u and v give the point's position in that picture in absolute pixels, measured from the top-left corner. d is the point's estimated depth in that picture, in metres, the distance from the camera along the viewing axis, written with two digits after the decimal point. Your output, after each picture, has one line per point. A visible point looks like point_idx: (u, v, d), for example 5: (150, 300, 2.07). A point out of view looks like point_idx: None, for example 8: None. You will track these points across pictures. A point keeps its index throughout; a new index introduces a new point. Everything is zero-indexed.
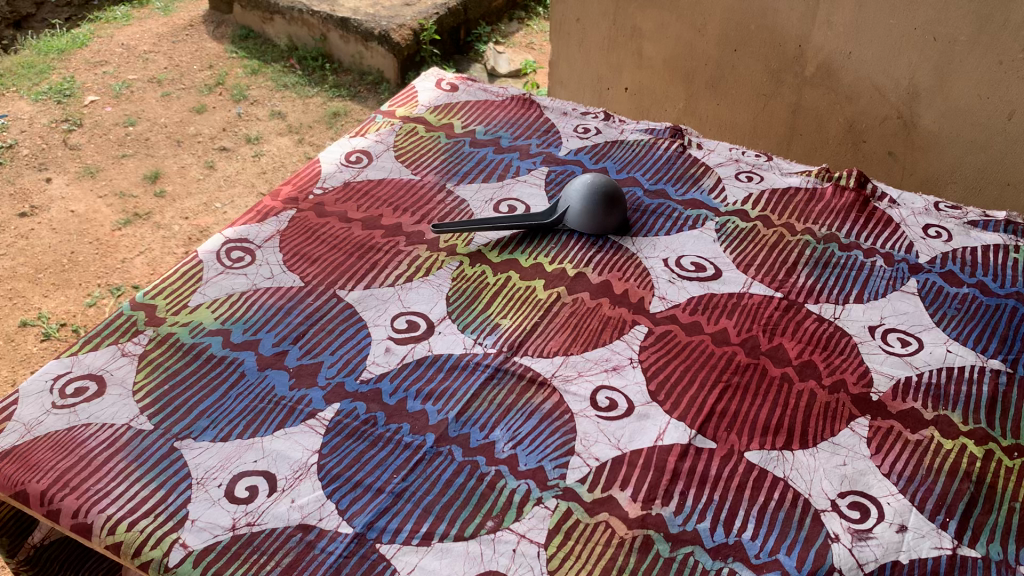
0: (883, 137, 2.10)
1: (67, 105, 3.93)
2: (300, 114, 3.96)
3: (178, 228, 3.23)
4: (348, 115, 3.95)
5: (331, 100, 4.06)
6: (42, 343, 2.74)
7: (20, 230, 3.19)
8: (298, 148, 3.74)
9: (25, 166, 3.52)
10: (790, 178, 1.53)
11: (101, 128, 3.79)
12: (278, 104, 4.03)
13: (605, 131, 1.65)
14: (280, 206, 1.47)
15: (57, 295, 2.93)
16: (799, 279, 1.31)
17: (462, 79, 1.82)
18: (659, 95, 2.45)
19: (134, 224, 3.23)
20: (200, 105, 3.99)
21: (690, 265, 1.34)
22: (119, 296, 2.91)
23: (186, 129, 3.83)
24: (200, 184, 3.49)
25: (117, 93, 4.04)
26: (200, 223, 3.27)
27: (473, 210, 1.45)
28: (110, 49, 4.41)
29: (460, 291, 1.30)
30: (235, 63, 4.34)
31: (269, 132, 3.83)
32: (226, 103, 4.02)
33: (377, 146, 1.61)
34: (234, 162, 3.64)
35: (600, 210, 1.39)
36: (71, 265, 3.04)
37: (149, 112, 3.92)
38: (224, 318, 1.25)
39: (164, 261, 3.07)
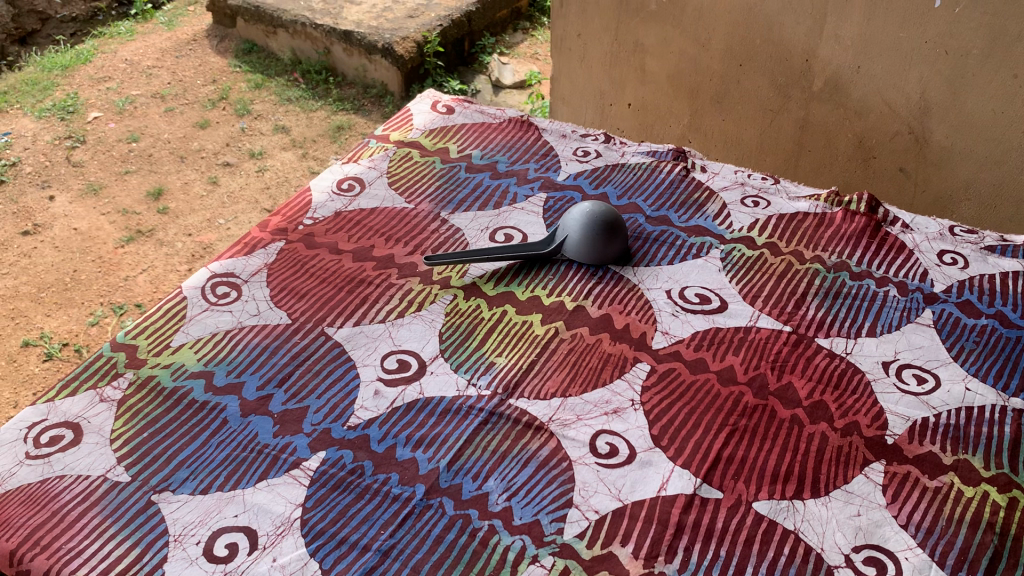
0: (893, 153, 2.04)
1: (70, 121, 3.90)
2: (304, 128, 3.93)
3: (181, 245, 3.19)
4: (352, 129, 3.91)
5: (335, 113, 4.02)
6: (44, 363, 2.70)
7: (23, 249, 3.15)
8: (302, 163, 3.69)
9: (28, 184, 3.49)
10: (798, 202, 1.47)
11: (104, 144, 3.76)
12: (281, 118, 3.99)
13: (606, 154, 1.60)
14: (268, 237, 1.41)
15: (59, 315, 2.89)
16: (808, 311, 1.25)
17: (458, 101, 1.76)
18: (664, 111, 2.39)
19: (137, 242, 3.20)
20: (203, 121, 3.95)
21: (694, 297, 1.28)
22: (122, 315, 2.87)
23: (189, 144, 3.79)
24: (204, 201, 3.45)
25: (120, 109, 4.01)
26: (203, 240, 3.23)
27: (468, 239, 1.40)
28: (114, 64, 4.38)
29: (453, 327, 1.24)
30: (238, 77, 4.31)
31: (273, 147, 3.79)
32: (229, 118, 3.99)
33: (370, 172, 1.56)
34: (237, 177, 3.60)
35: (601, 239, 1.33)
36: (73, 284, 3.00)
37: (152, 128, 3.88)
38: (208, 360, 1.20)
39: (168, 279, 3.03)
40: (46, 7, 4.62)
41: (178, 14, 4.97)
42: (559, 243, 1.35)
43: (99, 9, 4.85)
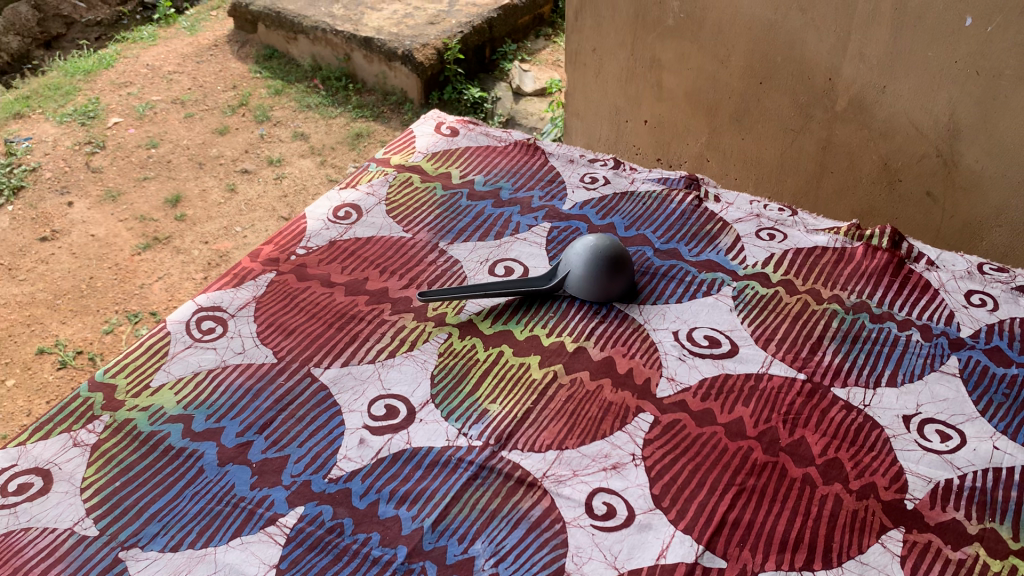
0: (920, 176, 1.95)
1: (90, 127, 3.87)
2: (323, 135, 3.87)
3: (197, 253, 3.16)
4: (371, 137, 3.83)
5: (354, 121, 3.95)
6: (59, 371, 2.66)
7: (40, 256, 3.13)
8: (321, 170, 3.63)
9: (47, 190, 3.47)
10: (816, 235, 1.39)
11: (124, 150, 3.73)
12: (300, 125, 3.93)
13: (614, 181, 1.53)
14: (259, 267, 1.36)
15: (74, 322, 2.86)
16: (825, 357, 1.18)
17: (463, 122, 1.71)
18: (681, 129, 2.32)
19: (153, 249, 3.16)
20: (222, 127, 3.91)
21: (703, 339, 1.20)
22: (137, 323, 2.84)
23: (208, 151, 3.75)
24: (221, 208, 3.41)
25: (140, 115, 3.98)
26: (220, 248, 3.19)
27: (466, 272, 1.33)
28: (135, 69, 4.35)
29: (446, 369, 1.18)
30: (258, 84, 4.26)
31: (291, 154, 3.74)
32: (249, 124, 3.94)
33: (369, 199, 1.50)
34: (255, 185, 3.55)
35: (604, 274, 1.25)
36: (89, 291, 2.97)
37: (172, 134, 3.85)
38: (188, 403, 1.14)
39: (183, 287, 2.99)
40: (71, 12, 4.62)
41: (201, 17, 4.91)
42: (560, 278, 1.28)
43: (123, 13, 4.83)
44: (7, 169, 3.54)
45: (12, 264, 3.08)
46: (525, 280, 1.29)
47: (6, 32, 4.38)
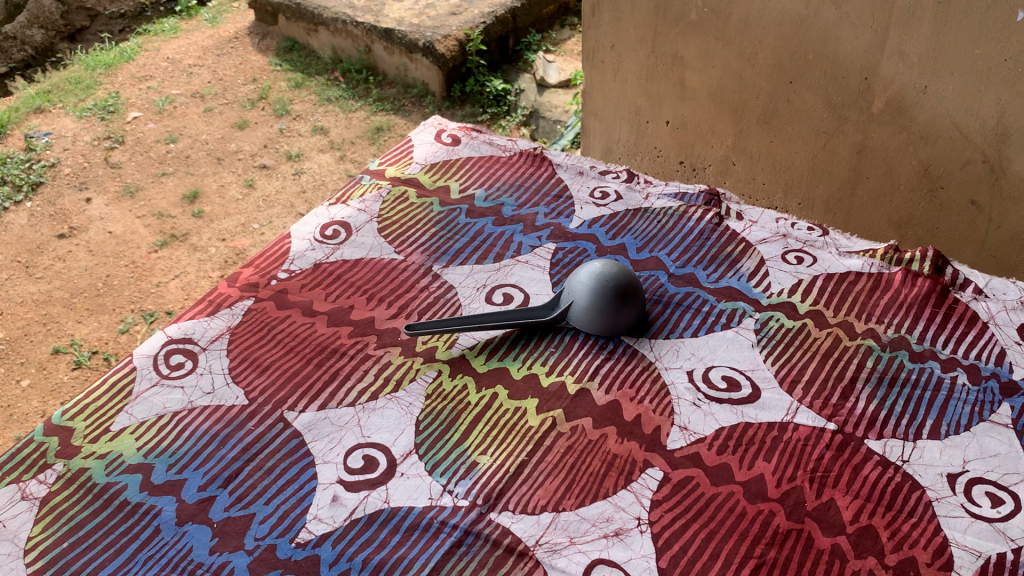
0: (964, 184, 1.80)
1: (110, 121, 3.71)
2: (343, 129, 3.67)
3: (215, 251, 3.02)
4: (392, 130, 3.63)
5: (375, 114, 3.74)
6: (73, 371, 2.55)
7: (58, 253, 3.00)
8: (340, 165, 3.44)
9: (65, 185, 3.32)
10: (848, 259, 1.25)
11: (143, 145, 3.57)
12: (320, 118, 3.74)
13: (627, 196, 1.40)
14: (237, 293, 1.25)
15: (90, 321, 2.73)
16: (857, 403, 1.05)
17: (465, 129, 1.59)
18: (705, 130, 2.17)
19: (171, 246, 3.02)
20: (242, 121, 3.73)
21: (720, 380, 1.08)
22: (153, 322, 2.71)
23: (227, 145, 3.58)
24: (239, 204, 3.26)
25: (160, 109, 3.82)
26: (237, 245, 3.05)
27: (461, 300, 1.22)
28: (156, 62, 4.18)
29: (433, 414, 1.06)
30: (279, 76, 4.06)
31: (311, 148, 3.56)
32: (268, 118, 3.75)
33: (359, 216, 1.38)
34: (274, 180, 3.38)
35: (611, 305, 1.13)
36: (106, 289, 2.84)
37: (190, 128, 3.68)
38: (148, 450, 1.04)
39: (200, 286, 2.85)
40: (95, 4, 4.50)
41: (223, 8, 4.71)
42: (563, 309, 1.16)
43: (147, 6, 4.63)
44: (25, 165, 3.41)
45: (29, 261, 2.96)
46: (524, 311, 1.17)
47: (30, 24, 4.33)
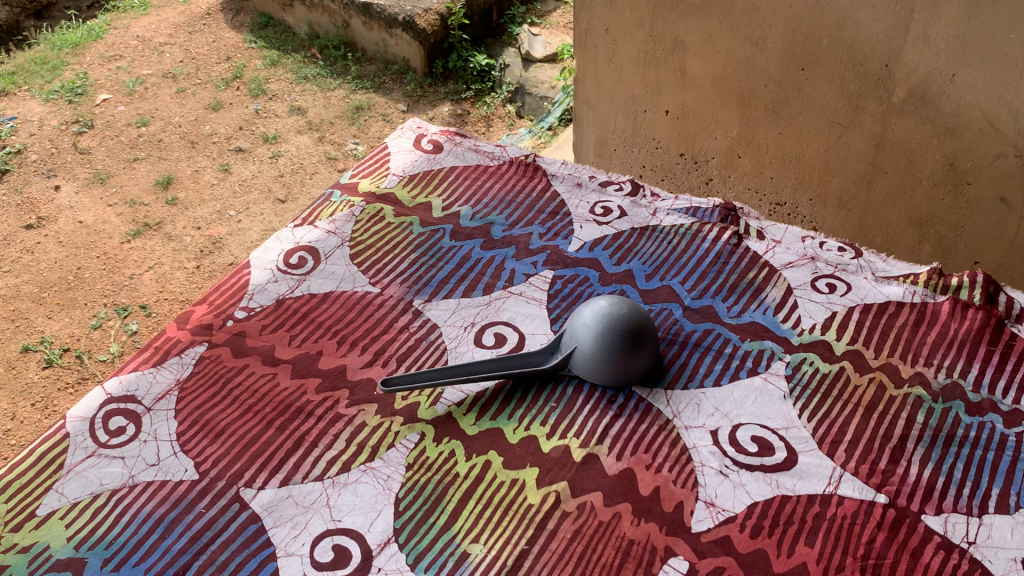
0: (994, 179, 1.65)
1: (78, 105, 3.45)
2: (321, 108, 3.43)
3: (190, 240, 2.77)
4: (372, 110, 3.41)
5: (354, 93, 3.51)
6: (43, 371, 2.34)
7: (25, 245, 2.77)
8: (319, 148, 3.22)
9: (32, 173, 3.09)
10: (887, 286, 1.10)
11: (112, 129, 3.31)
12: (297, 98, 3.50)
13: (632, 212, 1.24)
14: (188, 337, 1.09)
15: (60, 317, 2.51)
16: (910, 468, 0.90)
17: (448, 134, 1.43)
18: (707, 121, 2.00)
19: (144, 235, 2.78)
20: (216, 102, 3.48)
21: (750, 443, 0.93)
22: (126, 317, 2.50)
23: (201, 128, 3.33)
24: (215, 189, 3.00)
25: (130, 91, 3.56)
26: (213, 234, 2.80)
27: (446, 343, 1.06)
28: (125, 42, 3.90)
29: (416, 489, 0.90)
30: (253, 54, 3.81)
31: (287, 130, 3.32)
32: (243, 98, 3.51)
33: (328, 239, 1.22)
34: (250, 165, 3.13)
35: (620, 350, 0.97)
36: (77, 283, 2.62)
37: (163, 111, 3.43)
38: (81, 541, 0.88)
39: (175, 278, 2.62)
40: None
41: None
42: (565, 355, 1.00)
43: None
44: None
45: None
46: (518, 358, 1.01)
47: None
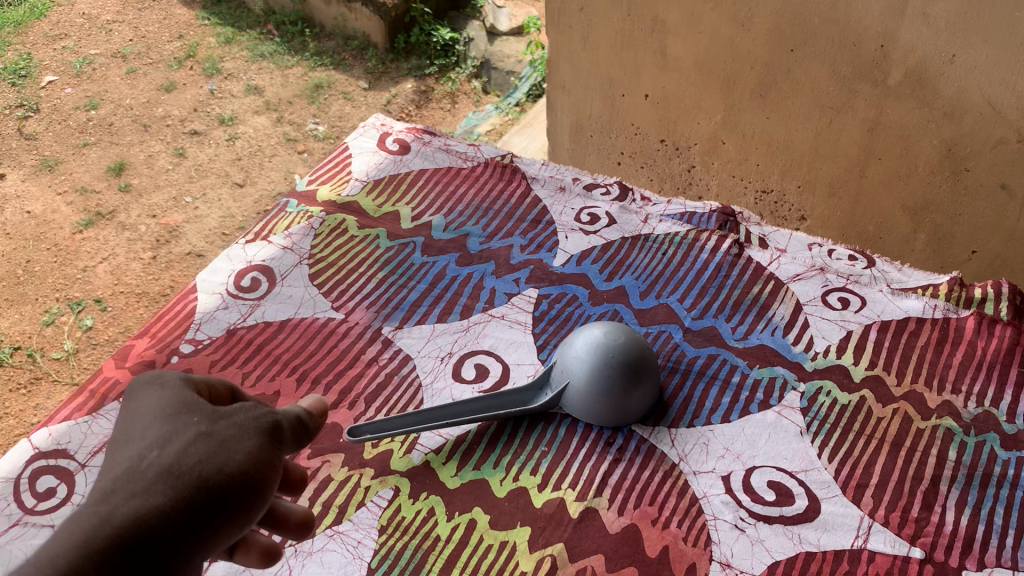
0: (993, 165, 1.46)
1: (22, 87, 3.04)
2: (279, 87, 3.09)
3: (145, 228, 2.45)
4: (332, 88, 3.09)
5: (313, 70, 3.18)
6: None
7: None
8: (278, 129, 2.89)
9: None
10: (904, 299, 1.00)
11: (59, 112, 2.92)
12: (254, 77, 3.13)
13: (622, 219, 1.13)
14: (128, 377, 0.96)
15: (8, 315, 2.22)
16: (945, 515, 0.80)
17: (415, 132, 1.31)
18: (690, 104, 1.81)
19: (98, 225, 2.45)
20: (168, 83, 3.07)
21: (767, 490, 0.82)
22: (80, 313, 2.22)
23: (153, 110, 2.93)
24: (169, 175, 2.66)
25: (78, 72, 3.14)
26: (169, 222, 2.48)
27: (421, 377, 0.94)
28: (70, 18, 3.45)
29: (390, 558, 0.79)
30: (207, 32, 3.39)
31: (245, 110, 2.97)
32: (197, 78, 3.11)
33: (285, 257, 1.09)
34: (205, 147, 2.79)
35: (616, 388, 0.86)
36: (26, 278, 2.30)
37: (113, 92, 3.02)
38: None
39: (131, 269, 2.33)
40: None
41: None
42: (556, 392, 0.88)
43: None
44: None
45: None
46: (501, 396, 0.89)
47: None
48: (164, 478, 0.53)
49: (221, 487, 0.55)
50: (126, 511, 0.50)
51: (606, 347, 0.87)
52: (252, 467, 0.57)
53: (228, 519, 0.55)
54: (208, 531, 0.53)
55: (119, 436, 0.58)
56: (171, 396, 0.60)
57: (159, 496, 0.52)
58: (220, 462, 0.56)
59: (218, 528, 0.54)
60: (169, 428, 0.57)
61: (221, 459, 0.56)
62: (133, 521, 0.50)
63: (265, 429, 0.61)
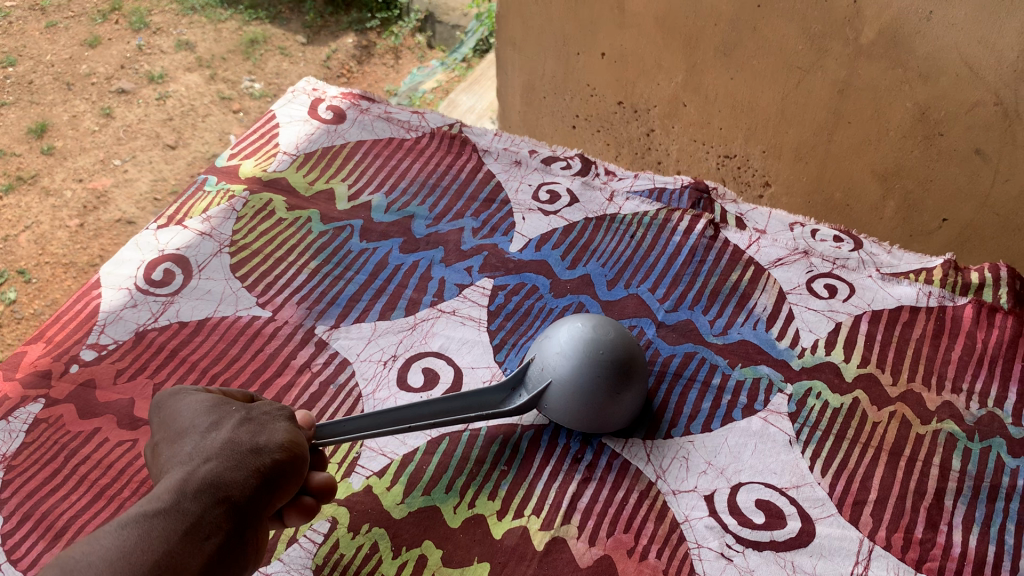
0: (968, 129, 1.24)
1: None
2: (212, 43, 2.76)
3: (72, 194, 2.17)
4: (268, 43, 2.84)
5: (248, 24, 2.90)
6: None
7: None
8: (212, 87, 2.60)
9: None
10: (896, 286, 0.91)
11: None
12: (186, 31, 2.77)
13: (584, 198, 1.03)
14: (18, 391, 0.82)
15: None
16: (955, 535, 0.71)
17: (351, 98, 1.18)
18: (649, 64, 1.55)
19: (16, 191, 2.15)
20: (92, 38, 2.67)
21: (756, 511, 0.72)
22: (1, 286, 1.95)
23: (77, 67, 2.56)
24: (96, 136, 2.35)
25: None
26: (98, 186, 2.20)
27: (361, 385, 0.82)
28: None
29: None
30: None
31: (176, 67, 2.63)
32: (123, 33, 2.72)
33: (203, 244, 0.96)
34: (134, 107, 2.46)
35: (602, 390, 0.74)
36: None
37: (31, 48, 2.59)
38: None
39: (56, 238, 2.06)
40: None
41: None
42: (535, 392, 0.76)
43: None
44: None
45: None
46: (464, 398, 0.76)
47: None
48: (227, 451, 0.63)
49: (270, 458, 0.64)
50: (206, 469, 0.61)
51: (593, 341, 0.76)
52: (292, 443, 0.66)
53: (283, 485, 0.64)
54: (271, 491, 0.63)
55: (167, 433, 0.66)
56: (216, 395, 0.69)
57: (226, 462, 0.62)
58: (264, 439, 0.65)
59: (277, 490, 0.63)
60: (218, 417, 0.66)
61: (263, 436, 0.65)
62: (212, 476, 0.61)
63: (289, 419, 0.69)
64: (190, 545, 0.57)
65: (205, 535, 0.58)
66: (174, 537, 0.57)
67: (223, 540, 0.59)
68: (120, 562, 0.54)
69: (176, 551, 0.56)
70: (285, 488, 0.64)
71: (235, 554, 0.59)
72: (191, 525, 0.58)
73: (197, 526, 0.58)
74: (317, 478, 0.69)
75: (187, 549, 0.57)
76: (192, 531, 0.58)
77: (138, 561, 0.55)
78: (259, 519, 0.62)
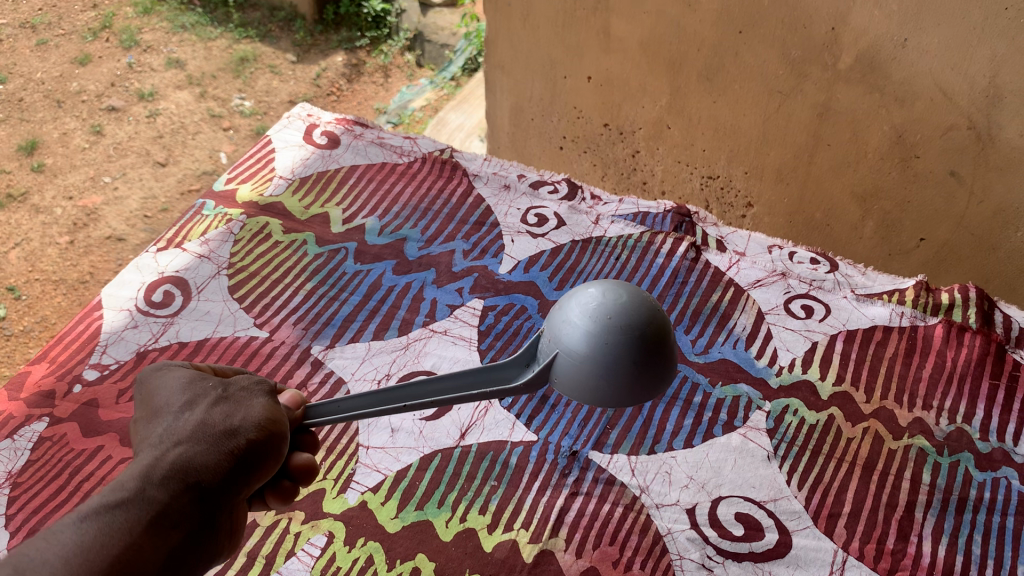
0: (943, 151, 1.27)
1: None
2: (202, 61, 2.79)
3: (62, 211, 2.19)
4: (258, 61, 2.87)
5: (237, 42, 2.93)
6: None
7: None
8: (202, 104, 2.63)
9: None
10: (869, 306, 0.95)
11: None
12: (176, 49, 2.80)
13: (571, 221, 1.06)
14: (22, 411, 0.85)
15: None
16: (924, 546, 0.75)
17: (344, 123, 1.21)
18: (634, 87, 1.59)
19: (6, 209, 2.17)
20: (83, 56, 2.70)
21: (736, 523, 0.76)
22: None
23: (67, 85, 2.59)
24: (86, 154, 2.37)
25: None
26: (88, 204, 2.22)
27: None
28: None
29: None
30: None
31: (166, 85, 2.66)
32: (113, 51, 2.75)
33: (201, 266, 0.99)
34: (125, 125, 2.49)
35: (624, 363, 0.57)
36: None
37: (21, 66, 2.62)
38: None
39: (46, 255, 2.08)
40: None
41: None
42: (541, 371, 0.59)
43: None
44: None
45: None
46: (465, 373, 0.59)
47: None
48: (197, 434, 0.61)
49: (245, 439, 0.62)
50: (174, 455, 0.60)
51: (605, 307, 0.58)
52: (270, 420, 0.64)
53: (258, 467, 0.62)
54: (244, 474, 0.61)
55: (147, 412, 0.65)
56: (196, 371, 0.68)
57: (195, 446, 0.61)
58: (240, 419, 0.63)
59: (253, 473, 0.62)
60: (194, 396, 0.64)
61: (239, 415, 0.63)
62: (180, 462, 0.60)
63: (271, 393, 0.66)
64: (154, 536, 0.57)
65: (171, 524, 0.57)
66: (136, 529, 0.56)
67: (189, 529, 0.58)
68: (76, 559, 0.53)
69: (139, 543, 0.56)
70: (261, 469, 0.62)
71: (202, 543, 0.59)
72: (156, 514, 0.57)
73: (162, 515, 0.57)
74: (298, 459, 0.67)
75: (150, 542, 0.56)
76: (157, 520, 0.57)
77: (98, 556, 0.54)
78: (230, 504, 0.61)
